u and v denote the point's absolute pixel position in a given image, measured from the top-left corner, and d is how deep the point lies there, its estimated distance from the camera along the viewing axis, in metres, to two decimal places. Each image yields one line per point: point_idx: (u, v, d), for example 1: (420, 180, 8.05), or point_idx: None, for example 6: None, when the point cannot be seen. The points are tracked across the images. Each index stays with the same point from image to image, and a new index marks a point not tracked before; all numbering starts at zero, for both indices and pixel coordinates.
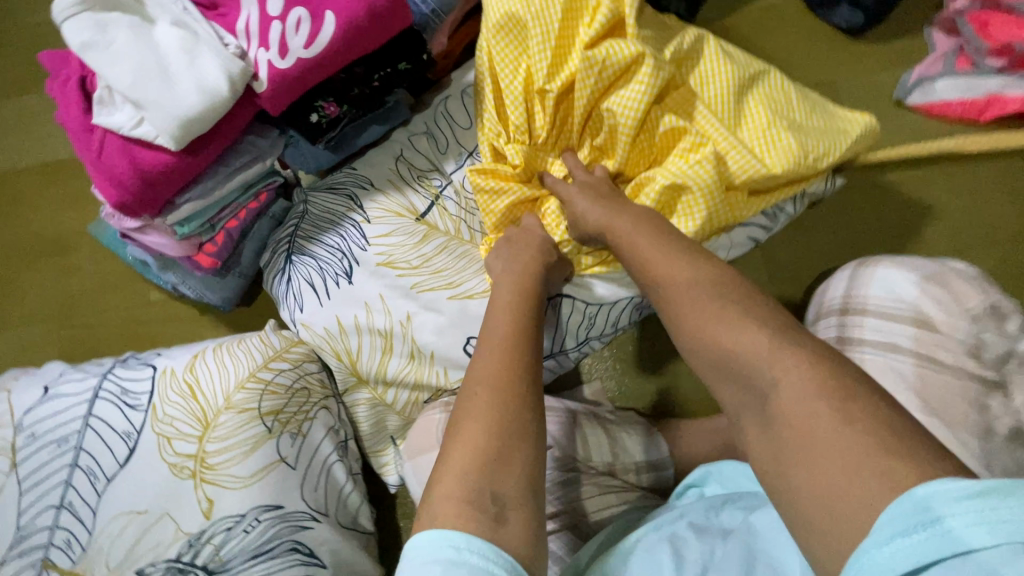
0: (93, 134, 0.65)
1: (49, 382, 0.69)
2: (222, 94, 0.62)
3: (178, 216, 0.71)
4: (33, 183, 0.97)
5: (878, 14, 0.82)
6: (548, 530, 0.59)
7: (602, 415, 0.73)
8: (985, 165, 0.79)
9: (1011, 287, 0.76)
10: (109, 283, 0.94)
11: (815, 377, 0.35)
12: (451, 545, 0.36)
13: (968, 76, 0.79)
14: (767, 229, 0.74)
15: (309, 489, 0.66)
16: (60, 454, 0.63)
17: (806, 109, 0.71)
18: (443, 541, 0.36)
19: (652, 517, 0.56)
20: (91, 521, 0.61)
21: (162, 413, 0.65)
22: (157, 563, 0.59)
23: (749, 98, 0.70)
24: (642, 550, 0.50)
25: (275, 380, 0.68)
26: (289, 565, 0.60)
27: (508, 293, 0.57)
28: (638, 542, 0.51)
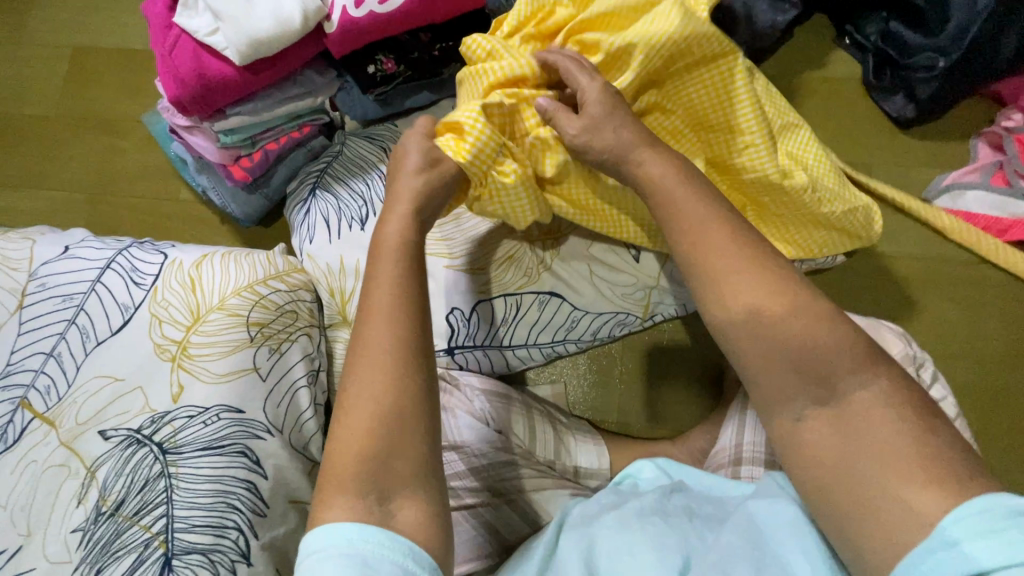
0: (170, 31, 0.70)
1: (69, 243, 0.74)
2: (294, 25, 0.66)
3: (225, 125, 0.76)
4: (105, 62, 1.03)
5: (931, 112, 0.83)
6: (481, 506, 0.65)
7: (555, 415, 0.77)
8: (989, 283, 0.81)
9: (980, 404, 0.79)
10: (147, 171, 1.00)
11: (875, 425, 0.41)
12: (346, 537, 0.40)
13: (1000, 195, 0.80)
14: None
15: (271, 405, 0.69)
16: (61, 308, 0.69)
17: (834, 169, 0.72)
18: (340, 536, 0.40)
19: (569, 516, 0.59)
20: (71, 375, 0.66)
21: (160, 297, 0.70)
22: (119, 429, 0.65)
23: (787, 139, 0.71)
24: (580, 543, 0.54)
25: (269, 297, 0.72)
26: (234, 465, 0.65)
27: (397, 233, 0.53)
28: (576, 535, 0.56)
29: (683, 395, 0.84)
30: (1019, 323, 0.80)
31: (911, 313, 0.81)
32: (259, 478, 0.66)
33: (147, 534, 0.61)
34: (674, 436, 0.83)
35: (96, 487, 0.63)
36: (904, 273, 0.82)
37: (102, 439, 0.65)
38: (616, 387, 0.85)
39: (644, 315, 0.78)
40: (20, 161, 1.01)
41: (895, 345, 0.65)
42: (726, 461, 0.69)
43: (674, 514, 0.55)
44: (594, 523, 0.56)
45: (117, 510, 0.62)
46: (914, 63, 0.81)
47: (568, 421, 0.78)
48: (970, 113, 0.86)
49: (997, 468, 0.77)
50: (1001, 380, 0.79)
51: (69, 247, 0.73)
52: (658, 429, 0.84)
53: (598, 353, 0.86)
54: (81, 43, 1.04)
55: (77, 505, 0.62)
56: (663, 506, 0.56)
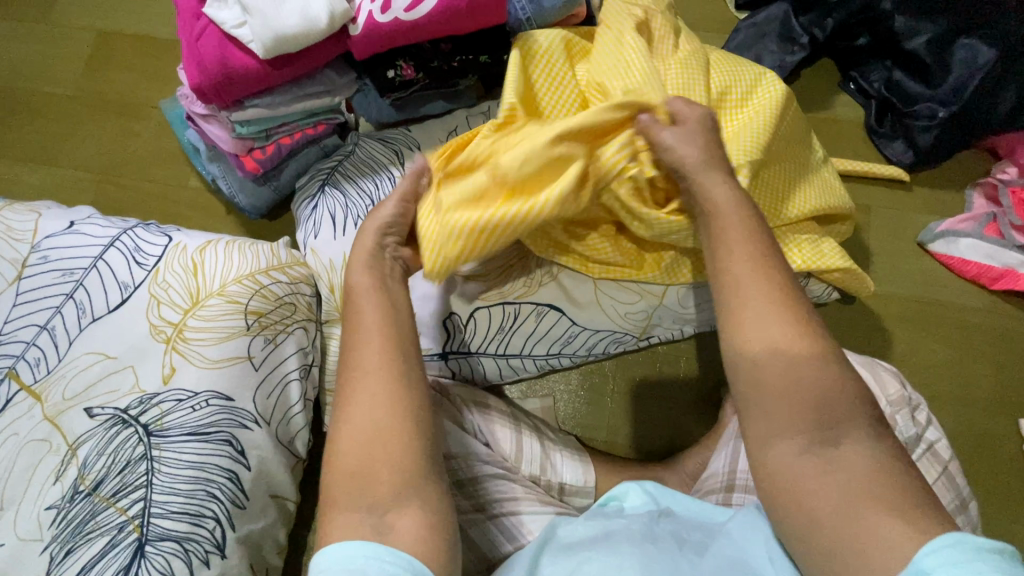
0: (198, 20, 0.71)
1: (75, 219, 0.74)
2: (320, 25, 0.68)
3: (242, 116, 0.77)
4: (129, 48, 1.05)
5: (929, 160, 0.86)
6: (469, 518, 0.64)
7: (541, 429, 0.77)
8: (982, 327, 0.83)
9: (968, 448, 0.79)
10: (159, 156, 1.01)
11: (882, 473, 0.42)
12: (365, 556, 0.41)
13: (993, 245, 0.82)
14: None
15: (261, 396, 0.69)
16: (61, 282, 0.68)
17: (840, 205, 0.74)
18: (360, 552, 0.41)
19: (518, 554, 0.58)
20: (63, 350, 0.66)
21: (162, 278, 0.70)
22: (106, 407, 0.64)
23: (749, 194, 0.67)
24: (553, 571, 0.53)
25: (269, 287, 0.72)
26: (217, 454, 0.64)
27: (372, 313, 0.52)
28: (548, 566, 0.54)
29: (673, 417, 0.84)
30: (1008, 372, 0.81)
31: (902, 353, 0.83)
32: (241, 468, 0.66)
33: (122, 516, 0.61)
34: (660, 458, 0.83)
35: (76, 464, 0.62)
36: (897, 314, 0.84)
37: (87, 416, 0.64)
38: (606, 406, 0.85)
39: (640, 335, 0.78)
40: (32, 138, 1.02)
41: (891, 385, 0.66)
42: (715, 486, 0.69)
43: (663, 539, 0.54)
44: (585, 548, 0.54)
45: (94, 490, 0.61)
46: (915, 112, 0.85)
47: (555, 437, 0.77)
48: (967, 164, 0.88)
49: (984, 512, 0.77)
50: (989, 425, 0.80)
51: (74, 222, 0.73)
52: (643, 451, 0.84)
53: (589, 371, 0.86)
54: (105, 27, 1.06)
55: (54, 482, 0.61)
56: (653, 532, 0.55)
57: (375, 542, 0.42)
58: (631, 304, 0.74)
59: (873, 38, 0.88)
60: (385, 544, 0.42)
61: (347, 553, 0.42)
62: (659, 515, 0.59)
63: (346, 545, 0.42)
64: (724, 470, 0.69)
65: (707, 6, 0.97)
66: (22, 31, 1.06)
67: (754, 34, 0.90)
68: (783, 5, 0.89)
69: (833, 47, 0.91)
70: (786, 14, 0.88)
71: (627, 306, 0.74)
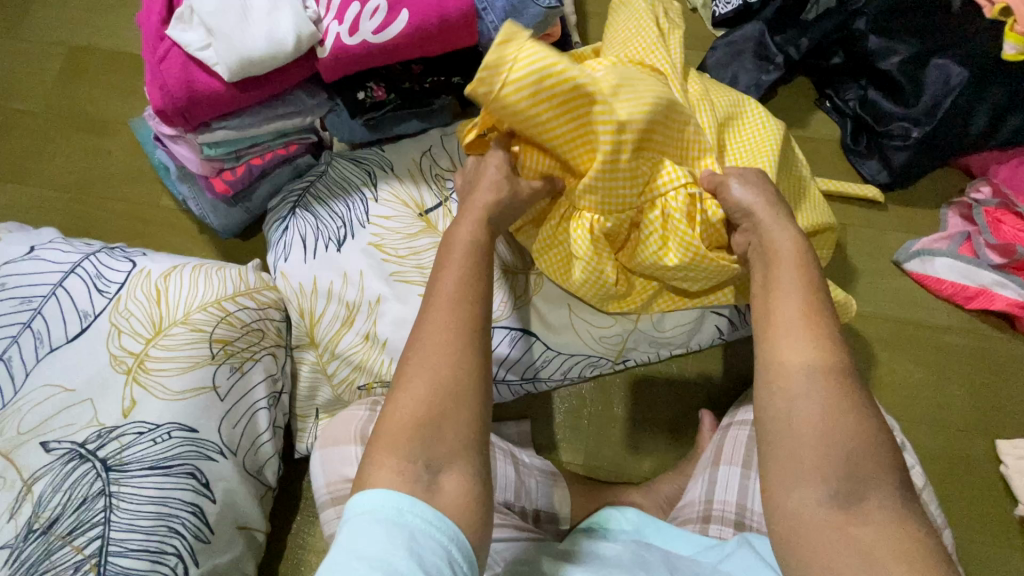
0: (161, 42, 0.70)
1: (35, 244, 0.72)
2: (287, 49, 0.67)
3: (210, 138, 0.76)
4: (101, 65, 1.03)
5: (904, 180, 0.86)
6: None
7: (516, 454, 0.75)
8: (958, 346, 0.83)
9: (945, 469, 0.79)
10: (130, 175, 0.99)
11: None
12: (395, 507, 0.40)
13: (968, 264, 0.82)
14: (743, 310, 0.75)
15: (227, 425, 0.67)
16: (17, 310, 0.66)
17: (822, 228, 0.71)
18: (389, 503, 0.40)
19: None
20: (19, 381, 0.64)
21: (124, 306, 0.68)
22: (63, 442, 0.62)
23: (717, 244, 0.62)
24: None
25: (236, 314, 0.71)
26: (181, 487, 0.63)
27: (453, 285, 0.48)
28: None
29: (651, 440, 0.83)
30: (984, 392, 0.81)
31: (879, 373, 0.82)
32: (206, 501, 0.65)
33: (79, 556, 0.59)
34: (638, 482, 0.82)
35: (30, 502, 0.60)
36: (874, 334, 0.84)
37: (43, 451, 0.62)
38: (584, 429, 0.84)
39: (616, 358, 0.77)
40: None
41: None
42: (691, 516, 0.68)
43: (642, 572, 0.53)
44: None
45: (50, 528, 0.59)
46: (890, 131, 0.85)
47: (531, 460, 0.76)
48: (942, 183, 0.89)
49: (961, 534, 0.77)
50: (966, 446, 0.80)
51: (35, 247, 0.71)
52: (622, 475, 0.83)
53: (567, 393, 0.85)
54: (76, 42, 1.04)
55: (7, 521, 0.59)
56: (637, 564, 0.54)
57: (422, 501, 0.41)
58: (605, 327, 0.73)
59: (847, 56, 0.88)
60: (431, 506, 0.41)
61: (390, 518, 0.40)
62: (641, 547, 0.58)
63: (377, 495, 0.41)
64: (700, 498, 0.68)
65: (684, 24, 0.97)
66: None
67: (730, 53, 0.89)
68: (759, 25, 0.89)
69: (809, 66, 0.91)
70: (761, 34, 0.88)
71: (601, 330, 0.73)
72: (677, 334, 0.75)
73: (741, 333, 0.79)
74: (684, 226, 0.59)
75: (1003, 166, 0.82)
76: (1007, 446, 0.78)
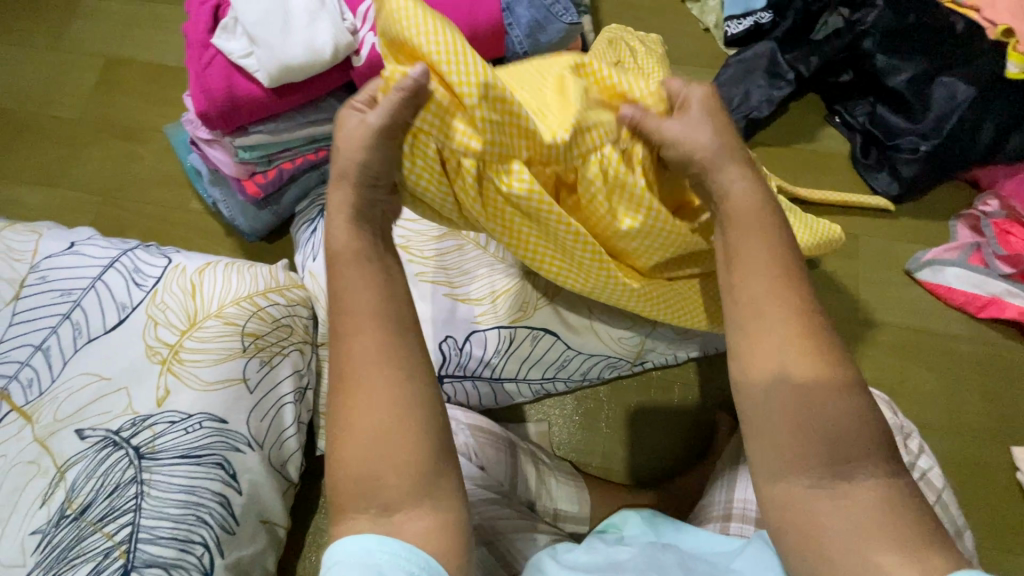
0: (206, 50, 0.73)
1: (75, 239, 0.75)
2: (325, 57, 0.71)
3: (245, 141, 0.79)
4: (136, 75, 1.07)
5: (913, 192, 0.88)
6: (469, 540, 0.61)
7: (538, 454, 0.77)
8: (971, 354, 0.84)
9: (961, 475, 0.79)
10: (160, 180, 1.02)
11: None
12: (365, 548, 0.40)
13: (978, 274, 0.84)
14: None
15: (255, 418, 0.69)
16: (58, 302, 0.69)
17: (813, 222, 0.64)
18: (358, 545, 0.40)
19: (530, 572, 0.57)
20: (56, 370, 0.66)
21: (160, 299, 0.70)
22: (98, 429, 0.64)
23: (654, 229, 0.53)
24: None
25: (267, 309, 0.73)
26: (210, 477, 0.64)
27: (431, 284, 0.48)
28: None
29: (667, 442, 0.84)
30: (998, 399, 0.82)
31: (893, 380, 0.83)
32: (233, 492, 0.66)
33: (108, 542, 0.60)
34: (656, 485, 0.82)
35: (64, 488, 0.61)
36: (887, 341, 0.85)
37: (78, 438, 0.63)
38: (600, 431, 0.85)
39: (634, 359, 0.78)
40: (35, 160, 1.04)
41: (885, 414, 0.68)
42: (712, 515, 0.68)
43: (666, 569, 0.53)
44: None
45: (82, 514, 0.60)
46: (899, 145, 0.87)
47: (551, 461, 0.77)
48: (950, 195, 0.91)
49: (979, 541, 0.77)
50: (980, 452, 0.80)
51: (74, 243, 0.74)
52: (638, 478, 0.83)
53: (584, 396, 0.86)
54: (113, 54, 1.09)
55: (40, 506, 0.61)
56: (656, 562, 0.55)
57: (392, 538, 0.40)
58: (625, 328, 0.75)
59: (856, 74, 0.92)
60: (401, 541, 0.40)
61: (365, 556, 0.39)
62: (659, 546, 0.59)
63: (348, 539, 0.41)
64: (720, 499, 0.69)
65: (698, 43, 1.01)
66: (32, 58, 1.09)
67: (742, 70, 0.93)
68: (770, 43, 0.93)
69: (819, 82, 0.95)
70: (773, 52, 0.92)
71: (621, 330, 0.75)
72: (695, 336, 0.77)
73: None
74: (632, 182, 0.49)
75: (1009, 180, 0.85)
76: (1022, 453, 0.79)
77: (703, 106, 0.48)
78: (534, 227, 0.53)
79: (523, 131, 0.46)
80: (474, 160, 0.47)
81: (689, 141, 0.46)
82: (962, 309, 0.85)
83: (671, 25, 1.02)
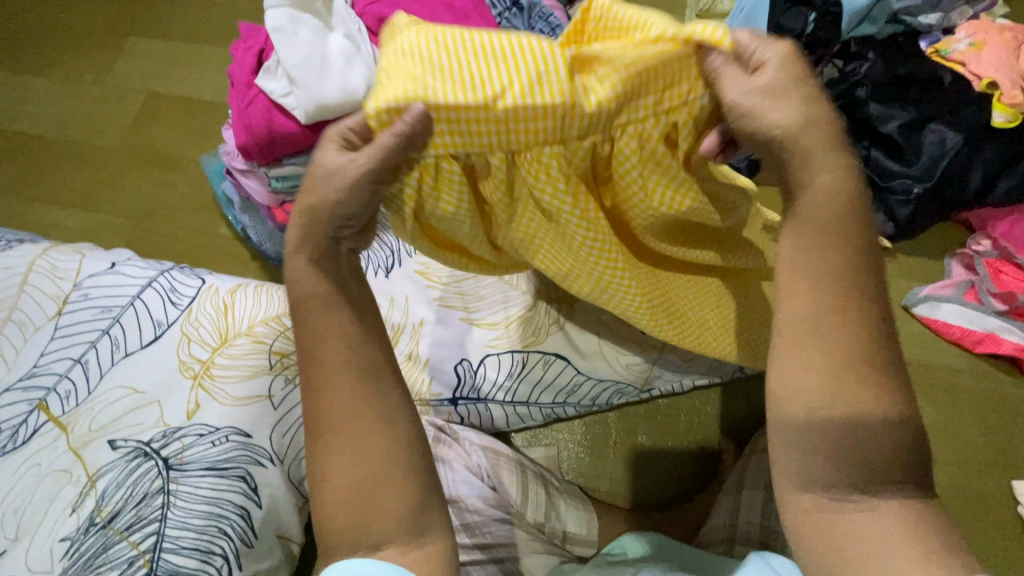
0: (250, 90, 0.80)
1: (116, 260, 0.80)
2: (357, 98, 0.77)
3: (279, 172, 0.84)
4: (175, 109, 1.15)
5: (910, 232, 0.93)
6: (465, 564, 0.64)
7: (548, 477, 0.79)
8: (970, 388, 0.86)
9: (963, 508, 0.81)
10: (192, 205, 1.08)
11: None
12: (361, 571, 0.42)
13: (974, 310, 0.87)
14: None
15: (277, 434, 0.71)
16: (98, 318, 0.73)
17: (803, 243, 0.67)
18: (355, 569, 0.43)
19: None
20: (93, 382, 0.69)
21: (194, 317, 0.74)
22: (129, 440, 0.67)
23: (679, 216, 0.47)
24: None
25: (293, 329, 0.77)
26: (233, 489, 0.66)
27: None
28: None
29: (674, 469, 0.86)
30: (998, 433, 0.84)
31: None
32: (253, 505, 0.68)
33: (134, 551, 0.62)
34: (662, 511, 0.84)
35: (94, 496, 0.64)
36: None
37: (109, 448, 0.66)
38: (608, 456, 0.87)
39: (642, 386, 0.81)
40: (76, 185, 1.10)
41: None
42: (717, 539, 0.70)
43: None
44: None
45: (109, 523, 0.63)
46: (893, 187, 0.91)
47: (560, 484, 0.79)
48: (944, 234, 0.95)
49: None
50: (982, 486, 0.82)
51: (115, 263, 0.79)
52: (644, 503, 0.85)
53: (593, 421, 0.88)
54: (154, 89, 1.16)
55: (71, 514, 0.63)
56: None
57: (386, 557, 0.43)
58: (632, 354, 0.78)
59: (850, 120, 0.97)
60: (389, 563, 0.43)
61: (351, 570, 0.42)
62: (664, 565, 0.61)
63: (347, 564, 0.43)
64: (725, 524, 0.71)
65: None
66: (79, 91, 1.17)
67: None
68: None
69: None
70: None
71: (630, 357, 0.78)
72: (700, 364, 0.80)
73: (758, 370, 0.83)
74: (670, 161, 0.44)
75: (1003, 222, 0.89)
76: None
77: (783, 71, 0.39)
78: (561, 253, 0.52)
79: (553, 110, 0.40)
80: (501, 155, 0.42)
81: (767, 118, 0.39)
82: (959, 344, 0.88)
83: None
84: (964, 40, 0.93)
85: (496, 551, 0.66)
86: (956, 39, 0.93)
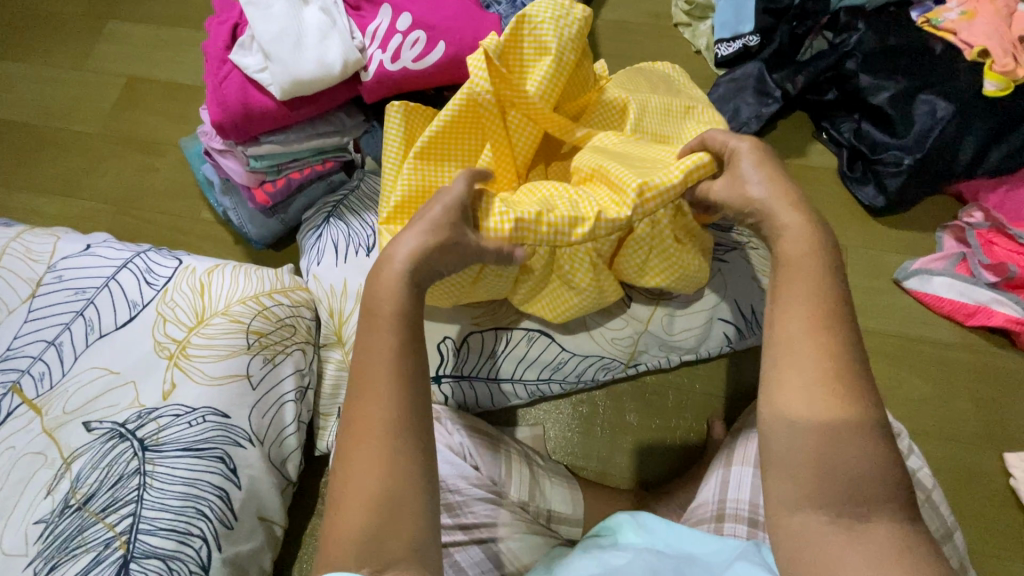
0: (223, 65, 0.78)
1: (91, 242, 0.78)
2: (334, 73, 0.75)
3: (256, 151, 0.83)
4: (155, 92, 1.13)
5: (899, 206, 0.92)
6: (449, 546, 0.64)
7: (532, 455, 0.77)
8: (963, 361, 0.85)
9: (954, 482, 0.80)
10: (174, 190, 1.06)
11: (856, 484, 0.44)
12: None
13: (965, 283, 0.86)
14: (744, 329, 0.79)
15: (257, 414, 0.70)
16: (72, 300, 0.72)
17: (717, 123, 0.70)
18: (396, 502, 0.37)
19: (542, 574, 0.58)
20: (68, 364, 0.68)
21: (169, 297, 0.73)
22: (104, 422, 0.66)
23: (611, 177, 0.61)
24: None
25: (272, 309, 0.75)
26: (210, 470, 0.65)
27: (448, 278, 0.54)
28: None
29: (664, 447, 0.85)
30: (991, 406, 0.83)
31: (885, 387, 0.85)
32: (232, 487, 0.67)
33: (109, 532, 0.61)
34: (651, 490, 0.83)
35: (69, 478, 0.63)
36: (878, 350, 0.87)
37: (85, 430, 0.65)
38: (596, 435, 0.86)
39: (628, 362, 0.80)
40: (56, 172, 1.09)
41: None
42: (704, 516, 0.69)
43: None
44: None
45: (85, 505, 0.62)
46: (883, 159, 0.90)
47: (546, 463, 0.78)
48: (936, 208, 0.94)
49: (974, 547, 0.77)
50: (974, 458, 0.81)
51: (90, 245, 0.77)
52: (634, 482, 0.84)
53: (580, 401, 0.87)
54: (133, 73, 1.15)
55: (45, 496, 0.62)
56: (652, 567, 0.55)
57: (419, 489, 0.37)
58: (618, 331, 0.77)
59: (840, 93, 0.95)
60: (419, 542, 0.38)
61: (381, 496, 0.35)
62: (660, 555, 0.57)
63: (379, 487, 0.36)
64: (713, 499, 0.70)
65: (691, 63, 1.06)
66: (58, 76, 1.15)
67: (732, 88, 0.98)
68: (757, 64, 0.98)
69: (805, 101, 0.99)
70: (761, 71, 0.97)
71: (616, 329, 0.77)
72: (687, 341, 0.79)
73: (741, 348, 0.82)
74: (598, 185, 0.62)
75: (993, 193, 0.88)
76: (1014, 459, 0.79)
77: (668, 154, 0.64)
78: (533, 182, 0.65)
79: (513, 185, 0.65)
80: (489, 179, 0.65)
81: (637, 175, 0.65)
82: (953, 317, 0.87)
83: (663, 49, 1.07)
84: (954, 9, 0.91)
85: (490, 539, 0.65)
86: (947, 7, 0.91)
